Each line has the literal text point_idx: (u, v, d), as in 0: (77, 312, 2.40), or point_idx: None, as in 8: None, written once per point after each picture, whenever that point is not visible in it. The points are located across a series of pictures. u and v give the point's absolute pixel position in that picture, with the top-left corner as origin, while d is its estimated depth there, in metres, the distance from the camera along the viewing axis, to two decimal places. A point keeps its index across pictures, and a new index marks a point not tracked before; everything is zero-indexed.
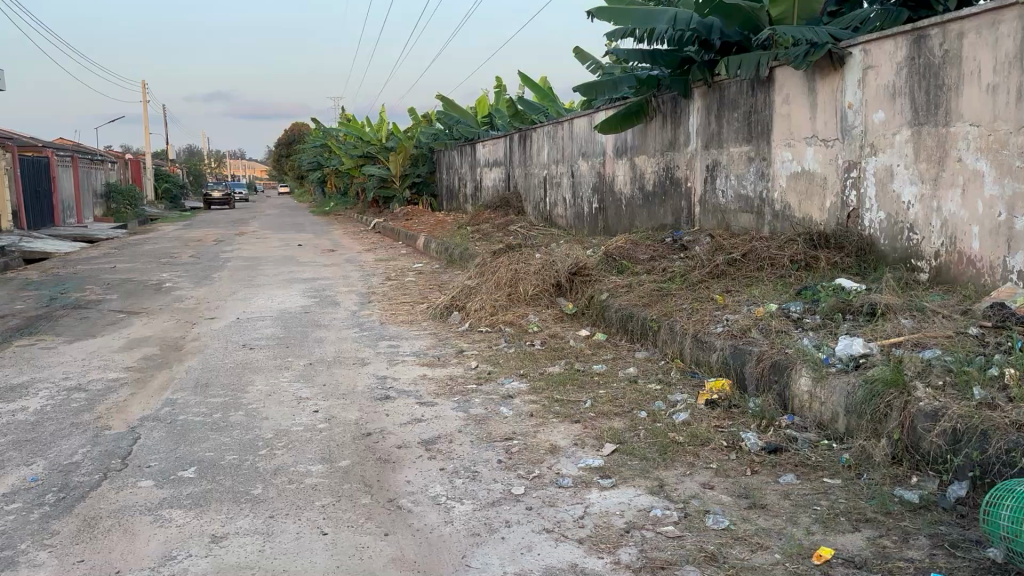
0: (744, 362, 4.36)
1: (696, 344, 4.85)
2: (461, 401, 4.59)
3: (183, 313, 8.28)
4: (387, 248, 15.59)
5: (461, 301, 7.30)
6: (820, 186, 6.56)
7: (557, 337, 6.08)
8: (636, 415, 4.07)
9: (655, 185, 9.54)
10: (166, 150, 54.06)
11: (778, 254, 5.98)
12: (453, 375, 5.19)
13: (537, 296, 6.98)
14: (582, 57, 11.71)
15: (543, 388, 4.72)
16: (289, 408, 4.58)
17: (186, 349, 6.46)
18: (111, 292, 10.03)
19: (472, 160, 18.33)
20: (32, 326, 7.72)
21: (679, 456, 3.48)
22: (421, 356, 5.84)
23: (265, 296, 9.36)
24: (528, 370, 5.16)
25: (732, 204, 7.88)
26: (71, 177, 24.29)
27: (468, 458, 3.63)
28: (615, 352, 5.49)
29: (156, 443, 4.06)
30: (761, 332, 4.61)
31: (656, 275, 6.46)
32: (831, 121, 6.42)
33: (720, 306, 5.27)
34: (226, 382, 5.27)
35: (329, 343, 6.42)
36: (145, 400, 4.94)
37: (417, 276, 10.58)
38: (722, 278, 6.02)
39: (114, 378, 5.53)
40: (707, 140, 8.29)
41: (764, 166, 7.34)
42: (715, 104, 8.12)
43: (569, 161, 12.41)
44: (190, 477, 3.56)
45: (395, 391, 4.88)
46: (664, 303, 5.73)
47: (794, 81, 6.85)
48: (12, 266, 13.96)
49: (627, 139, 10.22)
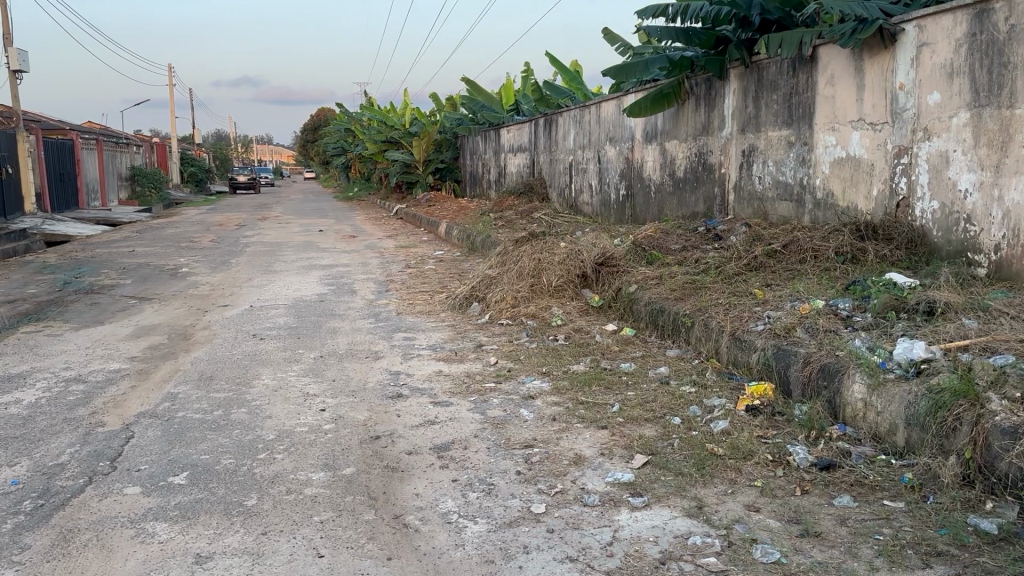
0: (789, 364, 3.98)
1: (734, 343, 4.47)
2: (478, 402, 4.25)
3: (196, 299, 8.03)
4: (409, 235, 15.27)
5: (482, 292, 6.96)
6: (867, 173, 6.13)
7: (582, 331, 5.71)
8: (670, 421, 3.71)
9: (686, 172, 9.12)
10: (192, 135, 54.18)
11: (822, 246, 5.56)
12: (471, 372, 4.85)
13: (562, 287, 6.62)
14: (612, 38, 11.29)
15: (567, 389, 4.36)
16: (294, 406, 4.27)
17: (194, 338, 6.18)
18: (127, 277, 9.82)
19: (497, 145, 17.95)
20: (40, 312, 7.49)
21: (718, 472, 3.12)
22: (438, 350, 5.50)
23: (281, 282, 9.08)
24: (551, 368, 4.80)
25: (770, 191, 7.45)
26: (96, 160, 24.23)
27: (485, 469, 3.29)
28: (645, 349, 5.12)
29: (149, 444, 3.77)
30: (807, 331, 4.22)
31: (689, 266, 6.08)
32: (880, 104, 5.97)
33: (760, 302, 4.88)
34: (232, 376, 4.97)
35: (343, 334, 6.10)
36: (145, 394, 4.66)
37: (438, 264, 10.24)
38: (761, 270, 5.62)
39: (116, 370, 5.26)
40: (743, 124, 7.86)
41: (805, 151, 6.90)
42: (752, 85, 7.68)
43: (596, 146, 12.00)
44: (180, 484, 3.26)
45: (408, 389, 4.55)
46: (699, 296, 5.35)
47: (840, 61, 6.41)
48: (33, 249, 13.86)
49: (658, 123, 9.79)
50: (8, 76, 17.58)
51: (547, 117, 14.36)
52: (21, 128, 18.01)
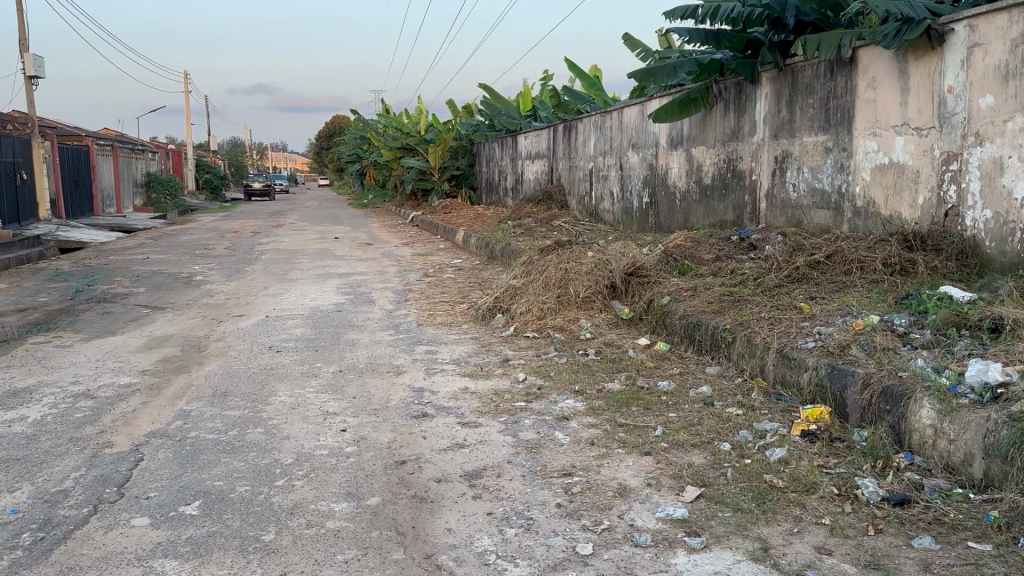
0: (847, 386, 3.71)
1: (781, 360, 4.20)
2: (509, 423, 3.97)
3: (210, 309, 7.80)
4: (426, 243, 15.03)
5: (505, 303, 6.69)
6: (912, 180, 5.83)
7: (613, 346, 5.44)
8: (719, 448, 3.43)
9: (714, 179, 8.84)
10: (208, 142, 54.41)
11: (868, 256, 5.27)
12: (499, 390, 4.57)
13: (589, 299, 6.35)
14: (633, 43, 11.04)
15: (603, 409, 4.07)
16: (312, 426, 4.01)
17: (208, 350, 5.95)
18: (140, 285, 9.62)
19: (513, 152, 17.70)
20: (51, 321, 7.28)
21: (782, 508, 2.86)
22: (462, 365, 5.23)
23: (297, 291, 8.85)
24: (584, 386, 4.51)
25: (805, 199, 7.16)
26: (111, 167, 24.21)
27: (522, 500, 3.02)
28: (682, 366, 4.84)
29: (159, 468, 3.52)
30: (863, 349, 3.94)
31: (725, 277, 5.80)
32: (926, 107, 5.67)
33: (807, 317, 4.59)
34: (247, 392, 4.73)
35: (362, 347, 5.85)
36: (156, 411, 4.42)
37: (457, 273, 9.98)
38: (804, 282, 5.33)
39: (126, 384, 5.02)
40: (777, 129, 7.58)
41: (844, 158, 6.61)
42: (786, 89, 7.40)
43: (617, 152, 11.73)
44: (192, 515, 3.01)
45: (433, 408, 4.28)
46: (739, 310, 5.07)
47: (882, 63, 6.11)
48: (47, 256, 13.73)
49: (684, 128, 9.52)
50: (23, 83, 17.54)
51: (566, 122, 14.10)
52: (37, 134, 17.95)
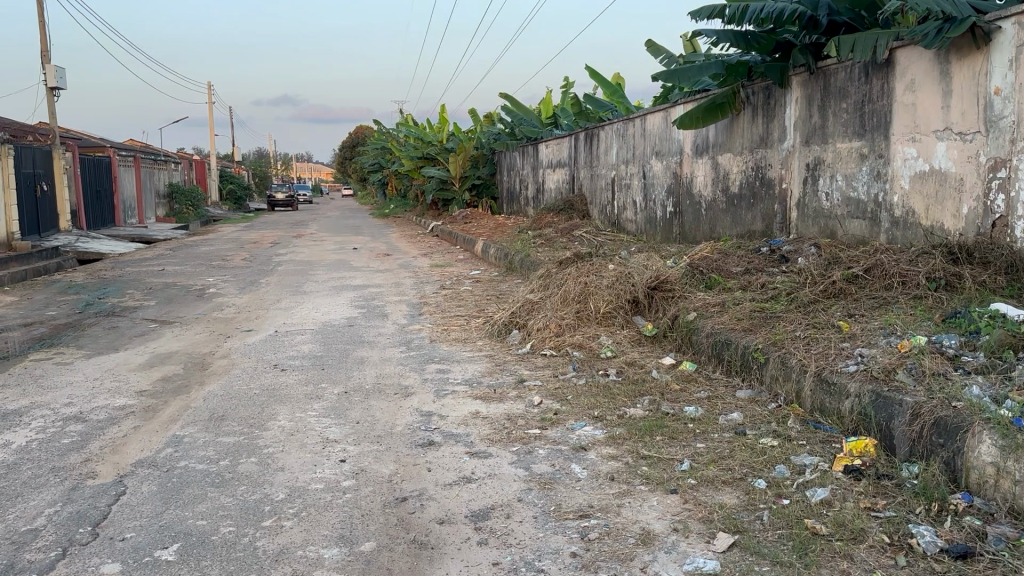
0: (895, 416, 3.36)
1: (820, 386, 3.86)
2: (522, 453, 3.64)
3: (218, 324, 7.56)
4: (445, 253, 14.76)
5: (522, 319, 6.38)
6: (955, 188, 5.43)
7: (636, 365, 5.11)
8: (754, 486, 3.11)
9: (742, 188, 8.48)
10: (232, 153, 54.76)
11: (910, 270, 4.89)
12: (512, 415, 4.25)
13: (610, 314, 6.03)
14: (656, 49, 10.72)
15: (624, 439, 3.73)
16: (310, 455, 3.72)
17: (211, 368, 5.69)
18: (151, 298, 9.43)
19: (535, 161, 17.42)
20: (55, 337, 7.07)
21: (827, 561, 2.53)
22: (475, 386, 4.91)
23: (309, 305, 8.59)
24: (604, 412, 4.17)
25: (839, 208, 6.80)
26: (133, 177, 24.24)
27: (532, 548, 2.70)
28: (711, 389, 4.50)
29: (140, 503, 3.25)
30: (910, 374, 3.58)
31: (755, 291, 5.45)
32: (970, 111, 5.28)
33: (846, 337, 4.24)
34: (245, 415, 4.45)
35: (370, 366, 5.56)
36: (147, 437, 4.15)
37: (474, 285, 9.69)
38: (841, 297, 4.96)
39: (121, 406, 4.76)
40: (808, 135, 7.22)
41: (880, 165, 6.23)
42: (818, 93, 7.04)
43: (640, 160, 11.40)
44: (167, 562, 2.72)
45: (440, 435, 3.96)
46: (771, 327, 4.72)
47: (922, 64, 5.74)
48: (64, 268, 13.65)
49: (709, 135, 9.18)
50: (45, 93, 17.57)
51: (588, 130, 13.79)
52: (58, 145, 17.97)
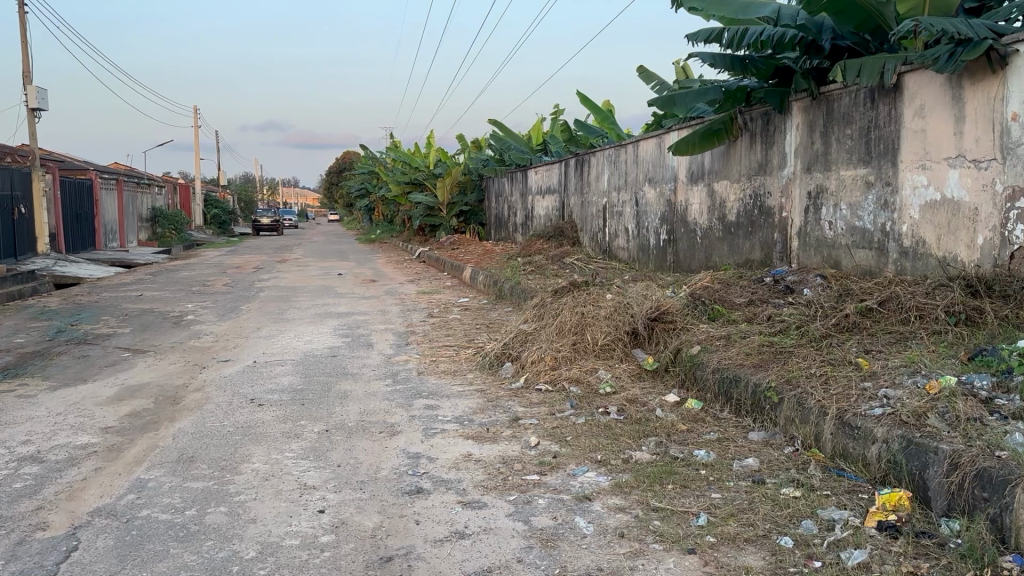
0: (929, 465, 3.07)
1: (842, 430, 3.58)
2: (520, 504, 3.30)
3: (194, 353, 7.19)
4: (432, 280, 14.45)
5: (515, 351, 6.06)
6: (969, 218, 5.19)
7: (638, 402, 4.79)
8: (780, 545, 2.81)
9: (739, 216, 8.24)
10: (218, 178, 54.43)
11: (928, 303, 4.62)
12: (507, 458, 3.92)
13: (608, 347, 5.73)
14: (648, 75, 10.55)
15: (632, 487, 3.41)
16: (285, 505, 3.37)
17: (184, 403, 5.32)
18: (126, 325, 9.04)
19: (524, 187, 17.19)
20: (20, 366, 6.68)
21: None
22: (466, 425, 4.57)
23: (291, 333, 8.23)
24: (608, 455, 3.85)
25: (843, 237, 6.56)
26: (115, 201, 23.82)
27: None
28: (720, 431, 4.20)
29: (93, 561, 2.89)
30: (942, 419, 3.30)
31: (762, 324, 5.18)
32: (985, 137, 5.04)
33: (866, 375, 3.95)
34: (217, 457, 4.09)
35: (354, 401, 5.20)
36: (107, 481, 3.78)
37: (463, 313, 9.36)
38: (855, 332, 4.68)
39: (82, 446, 4.39)
40: (810, 162, 7.00)
41: (887, 193, 6.01)
42: (820, 119, 6.82)
43: (632, 187, 11.18)
44: None
45: (430, 481, 3.61)
46: (782, 363, 4.44)
47: (932, 89, 5.53)
48: (39, 292, 13.23)
49: (705, 161, 8.97)
50: (25, 115, 17.21)
51: (578, 157, 13.58)
52: (37, 167, 17.59)
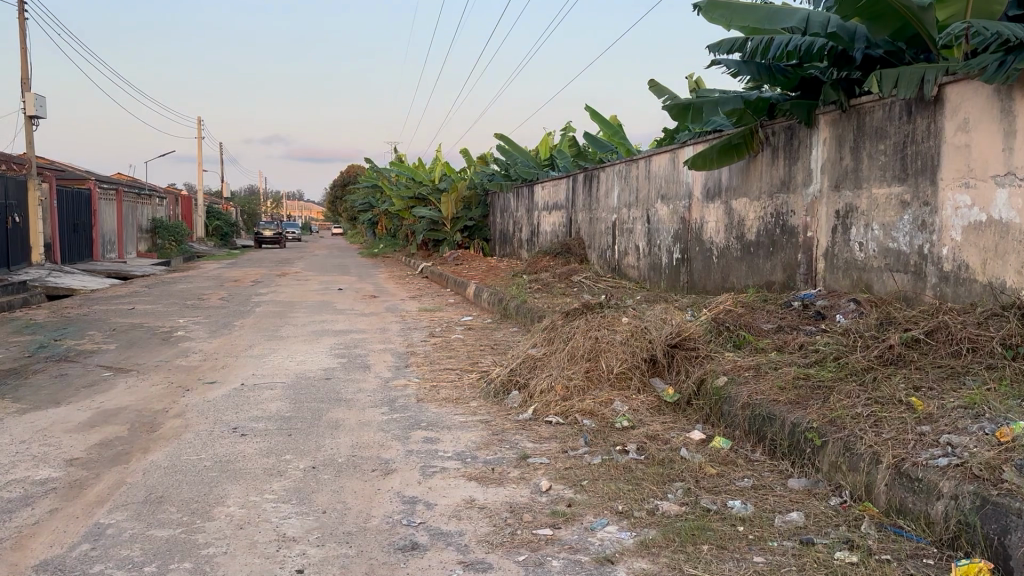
0: (1011, 531, 2.61)
1: (899, 481, 3.13)
2: (530, 566, 2.84)
3: (180, 373, 6.73)
4: (435, 297, 14.02)
5: (523, 378, 5.62)
6: (1020, 241, 4.73)
7: (660, 440, 4.34)
8: None
9: (760, 235, 7.81)
10: (222, 190, 54.23)
11: (982, 336, 4.15)
12: (515, 506, 3.46)
13: (625, 375, 5.29)
14: (660, 90, 10.18)
15: (660, 547, 2.96)
16: (259, 562, 2.92)
17: (161, 431, 4.87)
18: (112, 341, 8.59)
19: (529, 203, 16.80)
20: None
21: None
22: (468, 463, 4.11)
23: (284, 353, 7.77)
24: (630, 505, 3.39)
25: (875, 259, 6.12)
26: (115, 211, 23.46)
27: None
28: (755, 477, 3.74)
29: None
30: (1020, 473, 2.82)
31: (794, 355, 4.72)
32: None
33: (923, 418, 3.48)
34: (189, 498, 3.64)
35: (346, 432, 4.75)
36: (61, 527, 3.33)
37: (466, 333, 8.92)
38: (899, 365, 4.22)
39: (40, 481, 3.93)
40: (838, 179, 6.57)
41: (926, 213, 5.56)
42: (850, 134, 6.39)
43: (643, 204, 10.77)
44: None
45: (427, 535, 3.15)
46: (822, 400, 3.98)
47: (977, 101, 5.09)
48: (29, 304, 12.78)
49: (721, 178, 8.56)
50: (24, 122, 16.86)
51: (586, 173, 13.19)
52: (35, 176, 17.26)
